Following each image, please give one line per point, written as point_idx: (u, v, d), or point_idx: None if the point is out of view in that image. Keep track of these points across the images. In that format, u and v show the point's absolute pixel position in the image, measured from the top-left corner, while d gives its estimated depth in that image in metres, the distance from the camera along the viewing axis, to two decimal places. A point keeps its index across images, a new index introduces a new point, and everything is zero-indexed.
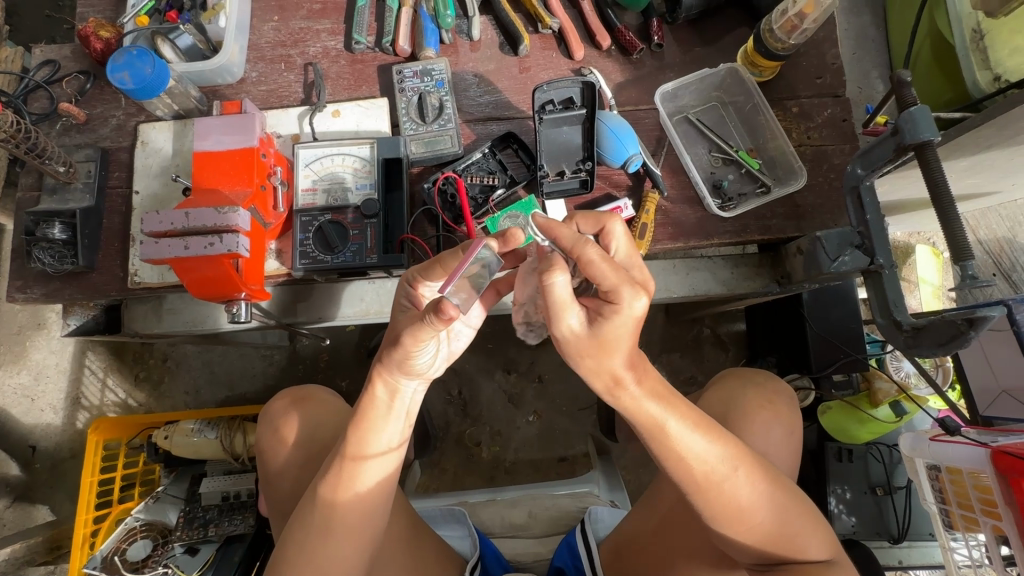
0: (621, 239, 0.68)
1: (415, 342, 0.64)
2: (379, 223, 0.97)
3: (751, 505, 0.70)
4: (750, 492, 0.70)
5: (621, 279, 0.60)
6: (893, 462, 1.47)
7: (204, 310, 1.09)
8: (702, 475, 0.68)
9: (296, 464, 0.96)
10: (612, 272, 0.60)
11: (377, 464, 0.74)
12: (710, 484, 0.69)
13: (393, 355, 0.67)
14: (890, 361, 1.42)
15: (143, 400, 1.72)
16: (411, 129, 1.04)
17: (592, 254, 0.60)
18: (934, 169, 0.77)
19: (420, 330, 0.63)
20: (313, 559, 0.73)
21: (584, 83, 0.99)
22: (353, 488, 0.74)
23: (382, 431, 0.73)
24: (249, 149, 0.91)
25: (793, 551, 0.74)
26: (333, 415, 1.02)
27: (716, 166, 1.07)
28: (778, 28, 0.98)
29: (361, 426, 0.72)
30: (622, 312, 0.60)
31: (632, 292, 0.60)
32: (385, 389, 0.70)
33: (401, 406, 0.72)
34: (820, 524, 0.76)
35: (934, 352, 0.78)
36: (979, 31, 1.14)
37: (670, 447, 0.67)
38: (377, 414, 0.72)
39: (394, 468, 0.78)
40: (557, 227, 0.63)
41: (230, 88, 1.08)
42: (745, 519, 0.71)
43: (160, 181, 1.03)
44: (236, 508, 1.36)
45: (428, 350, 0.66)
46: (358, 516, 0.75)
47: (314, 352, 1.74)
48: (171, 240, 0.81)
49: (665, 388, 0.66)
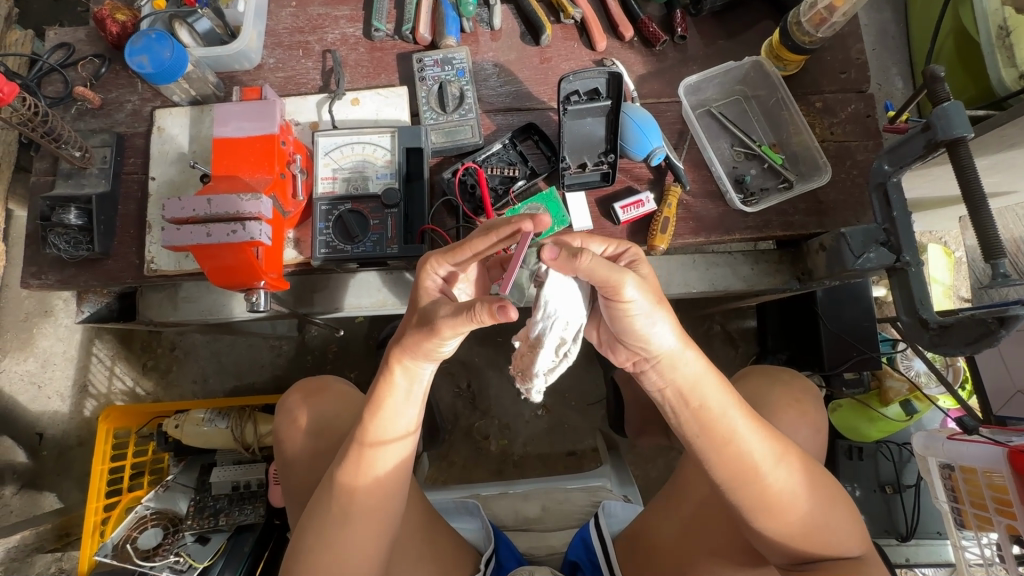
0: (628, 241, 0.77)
1: (452, 331, 0.62)
2: (399, 213, 0.96)
3: (788, 496, 0.70)
4: (788, 482, 0.70)
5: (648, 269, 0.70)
6: (903, 460, 1.47)
7: (219, 299, 1.07)
8: (745, 460, 0.69)
9: (309, 452, 0.95)
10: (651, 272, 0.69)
11: (395, 449, 0.74)
12: (753, 471, 0.69)
13: (419, 341, 0.65)
14: (901, 359, 1.44)
15: (151, 389, 1.71)
16: (432, 118, 1.03)
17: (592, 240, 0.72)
18: (967, 166, 0.76)
19: (463, 322, 0.61)
20: (332, 545, 0.73)
21: (610, 74, 0.98)
22: (370, 473, 0.73)
23: (401, 414, 0.72)
24: (270, 137, 0.90)
25: (824, 547, 0.74)
26: (349, 405, 1.01)
27: (738, 160, 1.06)
28: (805, 21, 0.97)
29: (378, 411, 0.71)
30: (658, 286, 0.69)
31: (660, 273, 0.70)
32: (402, 372, 0.70)
33: (418, 391, 0.72)
34: (850, 520, 0.76)
35: (961, 350, 0.77)
36: (1005, 28, 1.11)
37: (716, 428, 0.68)
38: (394, 399, 0.71)
39: (409, 452, 0.77)
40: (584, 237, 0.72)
41: (248, 75, 1.07)
42: (779, 513, 0.71)
43: (176, 167, 1.02)
44: (246, 498, 1.36)
45: (455, 339, 0.65)
46: (376, 502, 0.74)
47: (324, 343, 1.73)
48: (193, 226, 0.80)
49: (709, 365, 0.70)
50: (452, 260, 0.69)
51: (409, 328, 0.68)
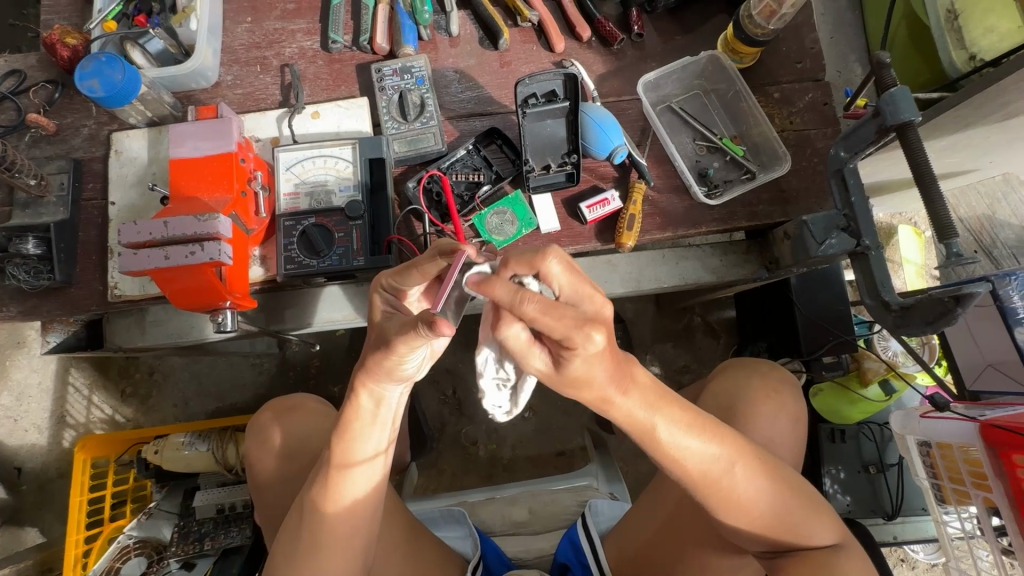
0: (564, 273, 0.57)
1: (408, 348, 0.61)
2: (364, 225, 0.95)
3: (750, 495, 0.71)
4: (744, 487, 0.70)
5: (569, 326, 0.52)
6: (885, 440, 1.50)
7: (188, 321, 1.06)
8: (699, 473, 0.68)
9: (282, 477, 0.94)
10: (557, 322, 0.52)
11: (364, 472, 0.73)
12: (708, 483, 0.69)
13: (379, 360, 0.64)
14: (878, 341, 1.48)
15: (131, 416, 1.68)
16: (394, 128, 1.02)
17: (532, 308, 0.52)
18: (917, 149, 0.77)
19: (414, 338, 0.60)
20: (306, 570, 0.73)
21: (565, 75, 0.99)
22: (340, 499, 0.72)
23: (368, 439, 0.71)
24: (227, 154, 0.90)
25: (801, 535, 0.75)
26: (315, 427, 0.99)
27: (701, 154, 1.07)
28: (756, 13, 0.98)
29: (346, 437, 0.70)
30: (582, 355, 0.53)
31: (586, 334, 0.52)
32: (368, 394, 0.68)
33: (386, 413, 0.70)
34: (823, 511, 0.77)
35: (923, 330, 0.79)
36: (953, 12, 1.15)
37: (665, 450, 0.65)
38: (361, 423, 0.70)
39: (381, 475, 0.76)
40: (490, 284, 0.54)
41: (205, 93, 1.06)
42: (746, 509, 0.72)
43: (136, 191, 1.00)
44: (231, 520, 1.35)
45: (417, 356, 0.64)
46: (347, 528, 0.74)
47: (305, 358, 1.72)
48: (150, 250, 0.78)
49: (647, 392, 0.62)
50: (400, 278, 0.69)
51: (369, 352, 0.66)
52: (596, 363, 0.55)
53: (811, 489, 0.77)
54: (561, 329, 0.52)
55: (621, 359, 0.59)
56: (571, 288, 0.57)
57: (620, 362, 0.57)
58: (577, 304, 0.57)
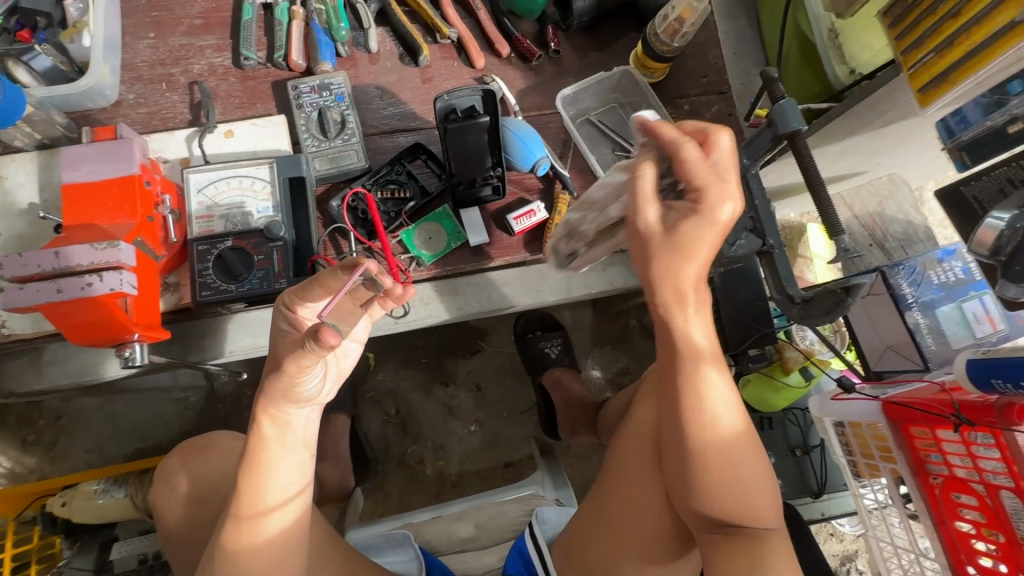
0: (727, 148, 0.67)
1: (298, 367, 0.62)
2: (286, 246, 0.92)
3: (717, 426, 0.68)
4: (712, 413, 0.68)
5: (710, 180, 0.64)
6: (807, 423, 1.62)
7: (92, 357, 0.97)
8: (711, 414, 0.68)
9: (191, 520, 0.90)
10: (700, 170, 0.64)
11: (280, 514, 0.69)
12: (712, 430, 0.68)
13: (277, 383, 0.63)
14: (796, 331, 1.61)
15: (35, 466, 1.52)
16: (314, 146, 1.00)
17: (688, 152, 0.65)
18: (806, 155, 0.85)
19: (303, 357, 0.61)
20: None
21: (484, 91, 0.97)
22: (253, 546, 0.67)
23: (277, 471, 0.67)
24: (129, 177, 0.84)
25: (744, 505, 0.69)
26: (234, 462, 0.92)
27: (621, 163, 1.10)
28: (660, 32, 1.03)
29: (252, 472, 0.66)
30: (708, 214, 0.64)
31: (720, 196, 0.64)
32: (271, 421, 0.66)
33: (295, 440, 0.68)
34: (769, 486, 0.71)
35: (822, 320, 0.86)
36: (834, 30, 1.26)
37: (695, 376, 0.67)
38: (268, 454, 0.66)
39: (302, 514, 0.72)
40: (661, 127, 0.68)
41: (105, 113, 0.99)
42: (731, 477, 0.69)
43: (26, 220, 0.92)
44: (156, 570, 1.26)
45: (316, 374, 0.65)
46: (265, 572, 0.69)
47: (236, 388, 1.62)
48: (39, 283, 0.72)
49: (703, 299, 0.66)
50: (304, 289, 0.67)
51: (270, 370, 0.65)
52: (695, 229, 0.64)
53: (764, 460, 0.71)
54: (714, 195, 0.64)
55: (701, 290, 0.66)
56: (727, 163, 0.66)
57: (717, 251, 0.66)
58: (729, 174, 0.66)
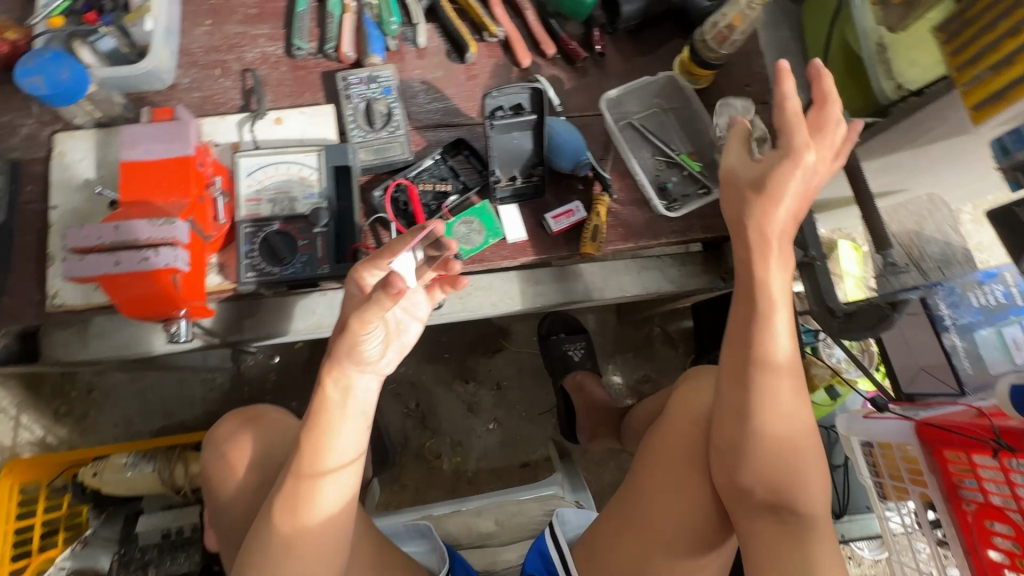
0: (823, 89, 0.70)
1: (363, 325, 0.66)
2: (330, 232, 0.94)
3: (783, 404, 0.75)
4: (785, 389, 0.75)
5: (800, 131, 0.68)
6: (830, 442, 1.59)
7: (136, 331, 1.00)
8: (774, 361, 0.74)
9: (246, 491, 0.90)
10: (793, 118, 0.69)
11: (336, 481, 0.72)
12: (770, 378, 0.74)
13: (342, 345, 0.68)
14: (823, 348, 1.55)
15: (65, 437, 1.56)
16: (360, 136, 1.02)
17: (789, 94, 0.69)
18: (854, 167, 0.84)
19: (368, 313, 0.65)
20: None
21: (531, 90, 1.01)
22: (309, 512, 0.70)
23: (338, 434, 0.71)
24: (185, 158, 0.86)
25: (795, 489, 0.74)
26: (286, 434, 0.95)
27: (660, 168, 1.11)
28: (710, 39, 1.03)
29: (315, 432, 0.70)
30: (792, 159, 0.69)
31: (806, 146, 0.68)
32: (334, 385, 0.70)
33: (356, 406, 0.71)
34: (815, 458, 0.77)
35: (864, 334, 0.85)
36: (883, 46, 1.23)
37: (764, 323, 0.74)
38: (331, 417, 0.70)
39: (354, 488, 0.74)
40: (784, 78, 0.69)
41: (160, 95, 1.02)
42: (783, 428, 0.74)
43: (82, 195, 0.95)
44: (179, 546, 1.29)
45: (376, 336, 0.69)
46: (317, 542, 0.71)
47: (261, 372, 1.65)
48: (99, 255, 0.74)
49: (786, 255, 0.73)
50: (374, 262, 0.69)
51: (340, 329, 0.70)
52: (780, 177, 0.69)
53: (821, 450, 0.77)
54: (799, 137, 0.68)
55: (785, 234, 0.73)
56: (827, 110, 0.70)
57: (802, 199, 0.71)
58: (823, 121, 0.70)
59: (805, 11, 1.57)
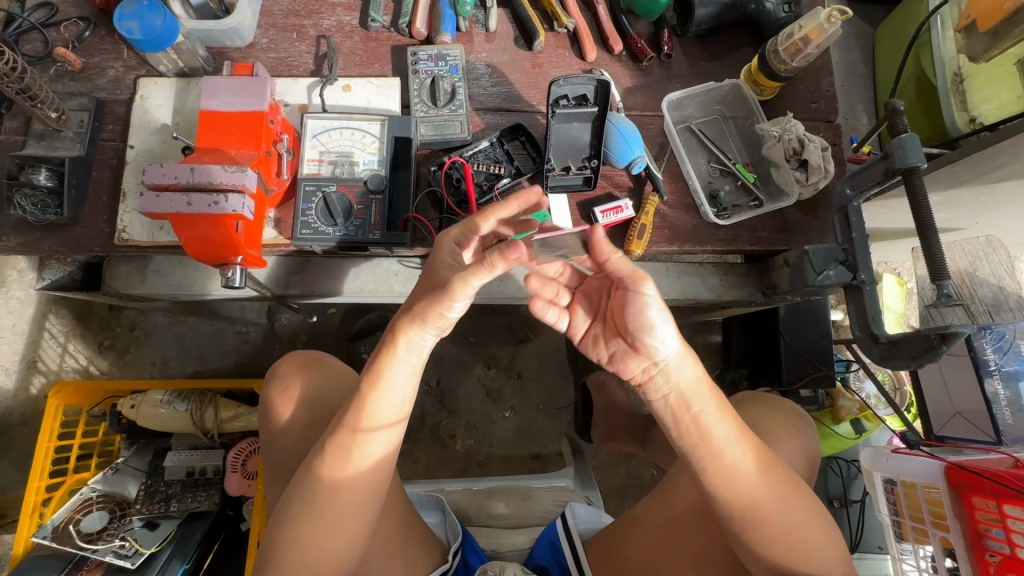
0: (622, 262, 0.68)
1: (462, 288, 0.66)
2: (384, 200, 0.97)
3: (762, 511, 0.72)
4: (758, 498, 0.72)
5: (628, 267, 0.67)
6: (850, 476, 1.55)
7: (190, 274, 1.05)
8: (729, 468, 0.70)
9: (297, 428, 0.95)
10: (625, 262, 0.68)
11: (382, 436, 0.75)
12: (727, 482, 0.71)
13: (428, 306, 0.69)
14: (853, 380, 1.55)
15: (106, 369, 1.64)
16: (422, 111, 1.04)
17: (634, 295, 0.67)
18: (919, 194, 0.82)
19: (471, 274, 0.65)
20: (306, 539, 0.73)
21: (598, 81, 1.00)
22: (353, 466, 0.74)
23: (390, 390, 0.74)
24: (259, 113, 0.90)
25: (802, 558, 0.74)
26: (339, 385, 1.00)
27: (714, 176, 1.10)
28: (782, 50, 1.02)
29: (372, 384, 0.73)
30: (642, 309, 0.67)
31: (640, 280, 0.66)
32: (402, 343, 0.72)
33: (414, 365, 0.74)
34: (808, 519, 0.74)
35: (907, 364, 0.83)
36: (959, 75, 1.22)
37: (712, 445, 0.70)
38: (390, 372, 0.73)
39: (393, 448, 0.78)
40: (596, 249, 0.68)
41: (239, 52, 1.06)
42: (762, 519, 0.72)
43: (157, 137, 1.00)
44: (200, 485, 1.35)
45: (463, 305, 0.68)
46: (355, 496, 0.75)
47: (293, 332, 1.70)
48: (173, 194, 0.78)
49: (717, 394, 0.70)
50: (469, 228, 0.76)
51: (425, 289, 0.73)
52: (642, 337, 0.68)
53: (816, 513, 0.75)
54: (636, 305, 0.67)
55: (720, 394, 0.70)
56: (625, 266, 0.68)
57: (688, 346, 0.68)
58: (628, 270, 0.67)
59: (880, 34, 1.53)
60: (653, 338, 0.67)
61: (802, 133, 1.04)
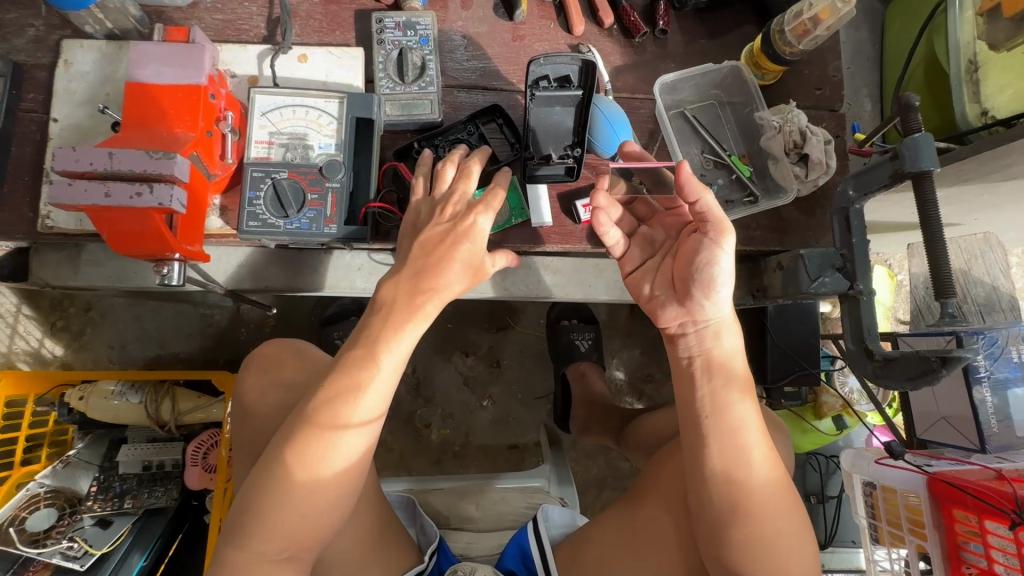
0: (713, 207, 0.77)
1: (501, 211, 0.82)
2: (342, 189, 0.87)
3: (754, 499, 0.69)
4: (750, 488, 0.70)
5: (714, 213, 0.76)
6: (829, 471, 1.54)
7: (131, 264, 0.95)
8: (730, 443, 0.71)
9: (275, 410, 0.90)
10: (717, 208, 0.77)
11: (362, 419, 0.71)
12: (725, 460, 0.71)
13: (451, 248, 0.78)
14: (837, 375, 1.49)
15: (59, 352, 1.55)
16: (388, 87, 0.93)
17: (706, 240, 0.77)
18: (929, 201, 0.75)
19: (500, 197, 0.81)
20: (255, 508, 0.67)
21: (583, 61, 0.88)
22: (326, 441, 0.69)
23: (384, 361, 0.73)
24: (195, 87, 0.79)
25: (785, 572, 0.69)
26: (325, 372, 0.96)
27: (707, 168, 1.00)
28: (788, 30, 0.92)
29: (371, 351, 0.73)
30: (718, 255, 0.75)
31: (722, 227, 0.76)
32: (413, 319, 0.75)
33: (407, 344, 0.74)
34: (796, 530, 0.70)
35: (901, 385, 0.77)
36: (974, 63, 1.12)
37: (721, 416, 0.72)
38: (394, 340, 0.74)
39: (369, 442, 0.73)
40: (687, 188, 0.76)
41: (179, 12, 0.94)
42: (751, 505, 0.69)
43: (84, 110, 0.88)
44: (157, 480, 1.27)
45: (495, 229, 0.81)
46: (315, 477, 0.69)
47: (260, 316, 1.61)
48: (88, 183, 0.68)
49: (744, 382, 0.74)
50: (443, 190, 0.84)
51: (428, 254, 0.78)
52: (702, 291, 0.76)
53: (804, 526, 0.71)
54: (707, 250, 0.76)
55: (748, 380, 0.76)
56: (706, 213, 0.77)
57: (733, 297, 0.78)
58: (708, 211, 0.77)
59: (891, 12, 1.42)
60: (713, 295, 0.76)
61: (804, 124, 0.96)
